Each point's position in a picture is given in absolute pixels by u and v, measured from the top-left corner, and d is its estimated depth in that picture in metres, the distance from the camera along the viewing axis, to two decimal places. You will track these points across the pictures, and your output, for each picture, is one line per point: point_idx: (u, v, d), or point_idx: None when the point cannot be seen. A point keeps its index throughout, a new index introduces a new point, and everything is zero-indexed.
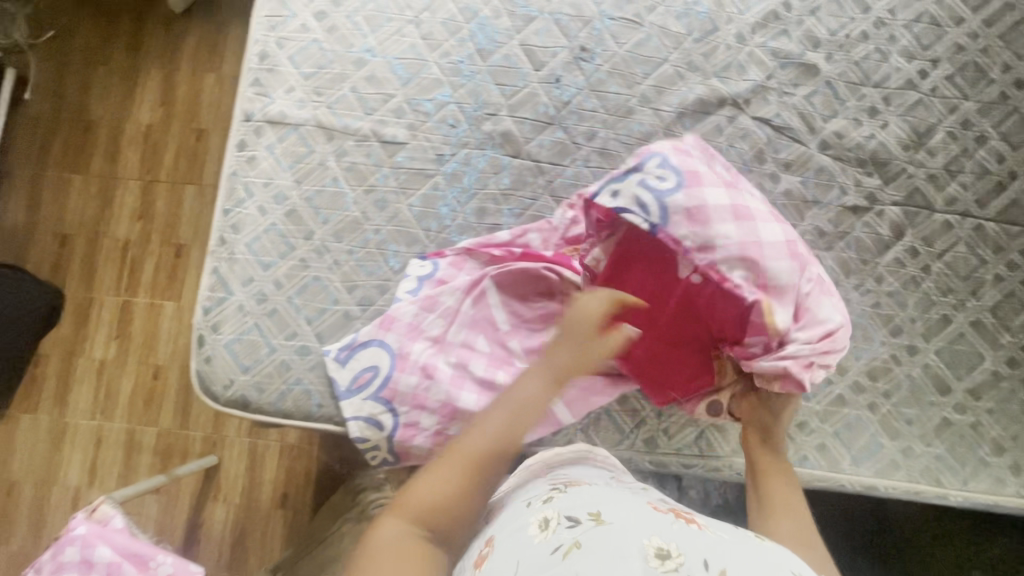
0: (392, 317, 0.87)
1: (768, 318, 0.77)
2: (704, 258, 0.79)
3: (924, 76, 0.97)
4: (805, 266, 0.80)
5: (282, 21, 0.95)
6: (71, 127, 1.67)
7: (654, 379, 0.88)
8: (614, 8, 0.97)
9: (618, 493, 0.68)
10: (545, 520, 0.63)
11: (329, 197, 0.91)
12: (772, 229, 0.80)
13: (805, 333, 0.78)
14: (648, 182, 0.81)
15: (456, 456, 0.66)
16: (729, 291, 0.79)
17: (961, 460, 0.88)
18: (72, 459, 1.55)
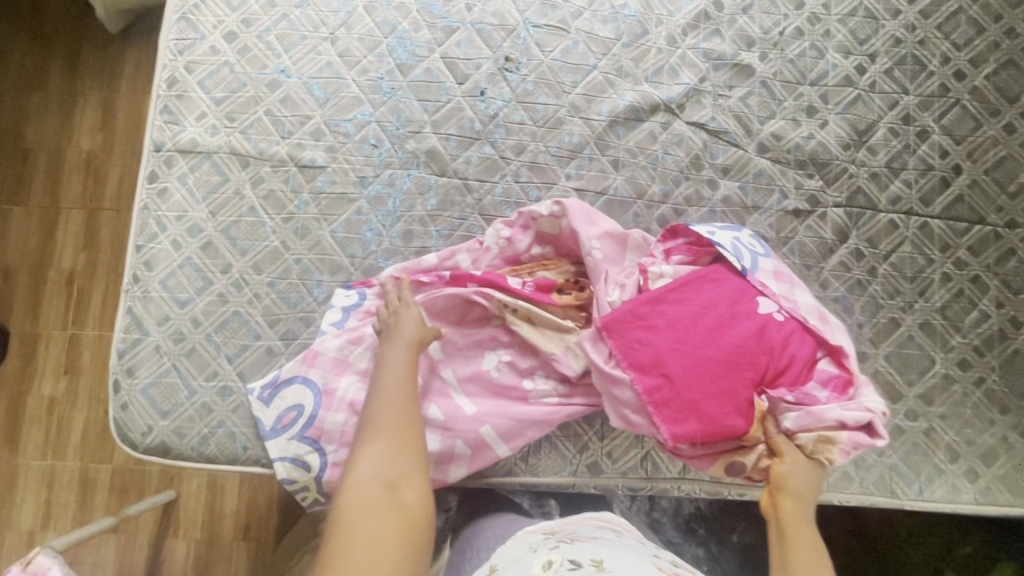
0: (315, 354, 0.83)
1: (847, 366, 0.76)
2: (788, 304, 0.78)
3: (861, 72, 0.93)
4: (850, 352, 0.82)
5: (190, 44, 0.91)
6: (8, 156, 1.62)
7: (683, 403, 0.75)
8: (538, 16, 0.93)
9: (625, 548, 0.67)
10: (548, 562, 0.63)
11: (247, 228, 0.87)
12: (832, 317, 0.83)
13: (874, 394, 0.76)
14: (747, 239, 0.83)
15: (373, 420, 0.70)
16: (810, 333, 0.77)
17: (916, 469, 0.85)
18: (25, 501, 1.49)
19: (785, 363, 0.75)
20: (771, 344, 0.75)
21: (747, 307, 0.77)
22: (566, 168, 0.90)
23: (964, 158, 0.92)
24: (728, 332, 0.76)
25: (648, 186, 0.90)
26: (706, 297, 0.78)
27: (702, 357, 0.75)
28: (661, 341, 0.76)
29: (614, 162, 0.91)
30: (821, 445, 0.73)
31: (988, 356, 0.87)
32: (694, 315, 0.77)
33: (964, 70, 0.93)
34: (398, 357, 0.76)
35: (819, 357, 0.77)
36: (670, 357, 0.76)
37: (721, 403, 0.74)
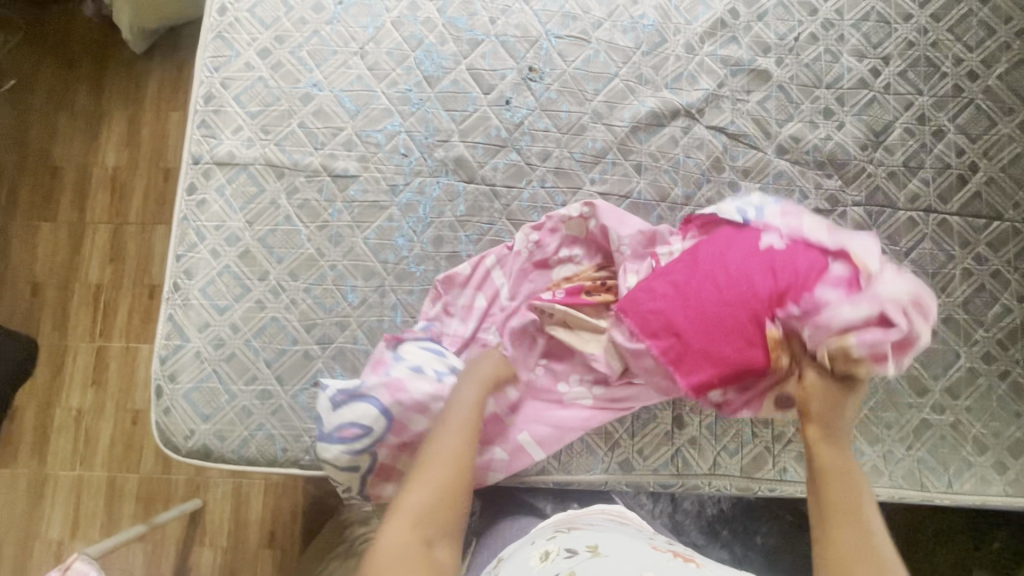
0: (398, 381, 0.82)
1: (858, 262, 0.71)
2: (786, 229, 0.76)
3: (876, 74, 0.96)
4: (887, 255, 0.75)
5: (226, 61, 0.95)
6: (36, 174, 1.66)
7: (696, 354, 0.75)
8: (560, 27, 0.96)
9: (620, 532, 0.70)
10: (546, 552, 0.65)
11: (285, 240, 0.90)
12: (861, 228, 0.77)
13: (900, 280, 0.68)
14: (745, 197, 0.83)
15: (432, 453, 0.70)
16: (812, 248, 0.73)
17: (944, 462, 0.86)
18: (54, 512, 1.51)
19: (789, 279, 0.71)
20: (775, 272, 0.72)
21: (743, 245, 0.75)
22: (590, 173, 0.93)
23: (981, 156, 0.94)
24: (726, 272, 0.74)
25: (670, 188, 0.93)
26: (703, 251, 0.77)
27: (705, 304, 0.74)
28: (667, 304, 0.76)
29: (637, 166, 0.93)
30: (842, 358, 0.67)
31: (1012, 349, 0.88)
32: (693, 268, 0.76)
33: (977, 70, 0.96)
34: (465, 393, 0.77)
35: (832, 262, 0.72)
36: (676, 315, 0.76)
37: (730, 341, 0.73)
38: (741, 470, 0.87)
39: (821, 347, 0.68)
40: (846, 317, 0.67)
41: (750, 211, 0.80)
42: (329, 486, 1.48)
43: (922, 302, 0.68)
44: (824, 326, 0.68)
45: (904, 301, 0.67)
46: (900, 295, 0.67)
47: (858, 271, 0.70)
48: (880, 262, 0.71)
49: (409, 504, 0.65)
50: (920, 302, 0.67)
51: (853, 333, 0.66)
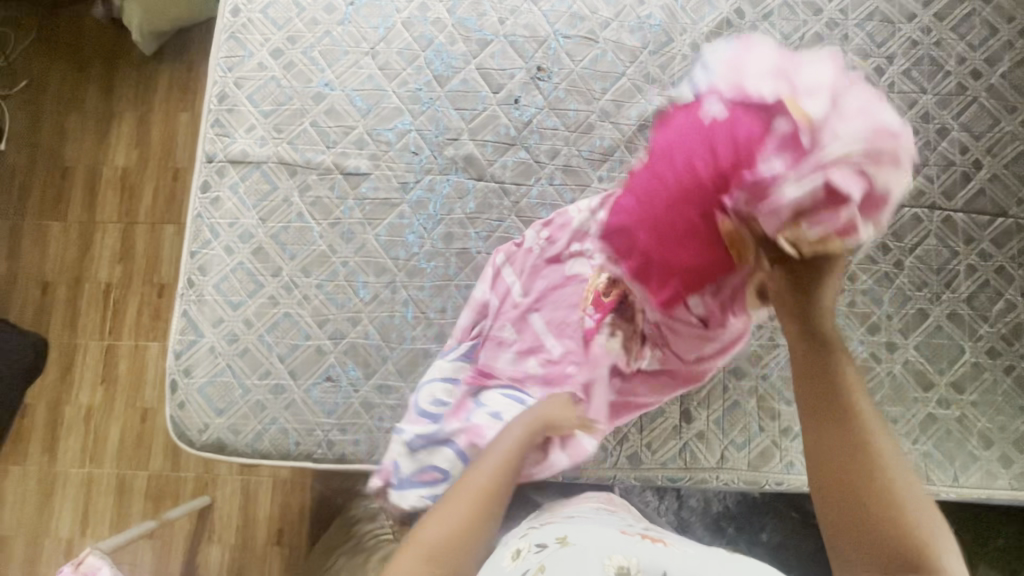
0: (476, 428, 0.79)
1: (800, 112, 0.48)
2: (727, 87, 0.52)
3: (881, 73, 0.97)
4: (852, 87, 0.50)
5: (239, 61, 0.96)
6: (47, 174, 1.68)
7: (663, 270, 0.58)
8: (568, 27, 0.98)
9: (592, 521, 0.70)
10: (517, 550, 0.65)
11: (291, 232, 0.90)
12: (823, 61, 0.52)
13: (844, 135, 0.47)
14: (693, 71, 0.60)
15: (460, 489, 0.66)
16: (762, 108, 0.50)
17: (950, 456, 0.86)
18: (64, 509, 1.53)
19: (743, 156, 0.49)
20: (721, 149, 0.50)
21: (688, 124, 0.53)
22: (598, 170, 0.94)
23: (985, 153, 0.95)
24: (674, 166, 0.53)
25: None
26: (658, 144, 0.56)
27: (657, 210, 0.54)
28: (626, 216, 0.58)
29: None
30: (808, 243, 0.49)
31: (1017, 344, 0.89)
32: (648, 169, 0.56)
33: (980, 69, 0.97)
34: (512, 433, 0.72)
35: (779, 118, 0.48)
36: (638, 230, 0.57)
37: (694, 249, 0.54)
38: (748, 464, 0.88)
39: (782, 233, 0.49)
40: (796, 195, 0.47)
41: (699, 82, 0.56)
42: (336, 483, 1.49)
43: (873, 156, 0.47)
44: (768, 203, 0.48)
45: (853, 165, 0.46)
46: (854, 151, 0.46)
47: (802, 123, 0.47)
48: (826, 107, 0.48)
49: (425, 536, 0.61)
50: (884, 149, 0.46)
51: (804, 218, 0.48)
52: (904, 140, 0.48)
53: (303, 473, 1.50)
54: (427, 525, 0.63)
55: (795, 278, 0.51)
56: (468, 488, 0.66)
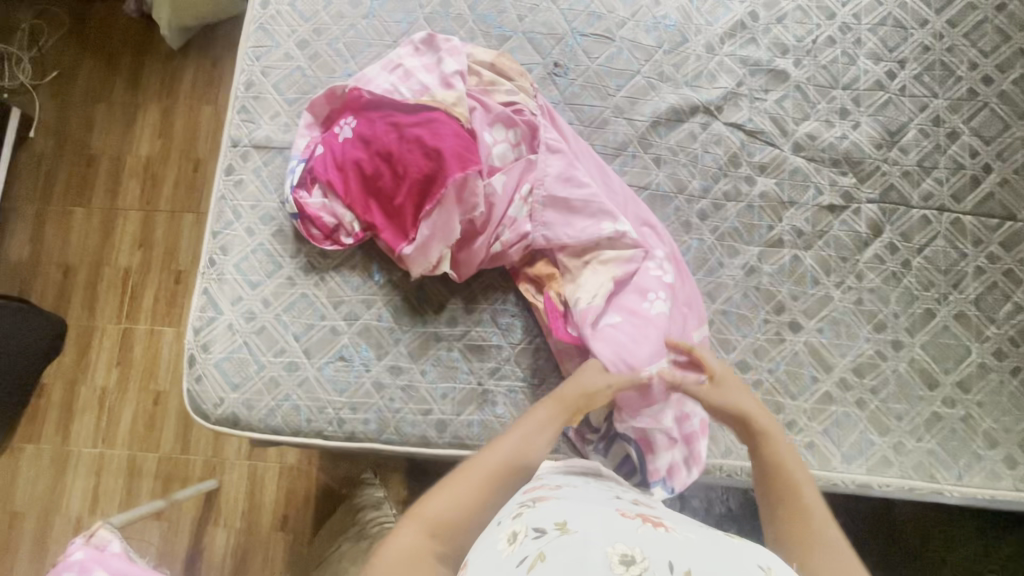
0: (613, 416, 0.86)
1: (355, 103, 0.93)
2: (347, 118, 0.93)
3: (892, 77, 0.99)
4: (400, 65, 0.95)
5: (266, 51, 1.00)
6: (73, 161, 1.73)
7: (448, 162, 0.85)
8: (585, 26, 1.00)
9: (590, 500, 0.65)
10: (513, 533, 0.60)
11: (302, 216, 0.91)
12: (374, 71, 0.95)
13: (420, 59, 0.95)
14: (299, 152, 0.94)
15: (472, 464, 0.69)
16: (362, 106, 0.93)
17: (955, 455, 0.86)
18: (75, 487, 1.55)
19: (385, 111, 0.91)
20: (378, 119, 0.91)
21: (346, 141, 0.91)
22: (611, 164, 0.96)
23: (994, 158, 0.96)
24: (381, 146, 0.89)
25: (689, 182, 0.96)
26: (354, 155, 0.90)
27: (404, 165, 0.87)
28: (398, 186, 0.88)
29: (656, 159, 0.97)
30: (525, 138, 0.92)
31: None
32: (375, 163, 0.89)
33: (992, 75, 0.98)
34: (553, 418, 0.75)
35: (353, 105, 0.93)
36: (412, 174, 0.87)
37: (442, 146, 0.86)
38: None
39: (495, 116, 0.92)
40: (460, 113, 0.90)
41: (315, 130, 0.96)
42: (341, 472, 1.51)
43: (450, 55, 0.94)
44: (449, 89, 0.91)
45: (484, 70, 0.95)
46: (459, 62, 0.93)
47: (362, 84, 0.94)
48: (370, 77, 0.94)
49: (433, 509, 0.65)
50: (459, 48, 0.94)
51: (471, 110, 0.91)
52: (426, 38, 0.96)
53: (309, 459, 1.52)
54: (433, 499, 0.66)
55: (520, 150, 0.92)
56: (476, 471, 0.68)
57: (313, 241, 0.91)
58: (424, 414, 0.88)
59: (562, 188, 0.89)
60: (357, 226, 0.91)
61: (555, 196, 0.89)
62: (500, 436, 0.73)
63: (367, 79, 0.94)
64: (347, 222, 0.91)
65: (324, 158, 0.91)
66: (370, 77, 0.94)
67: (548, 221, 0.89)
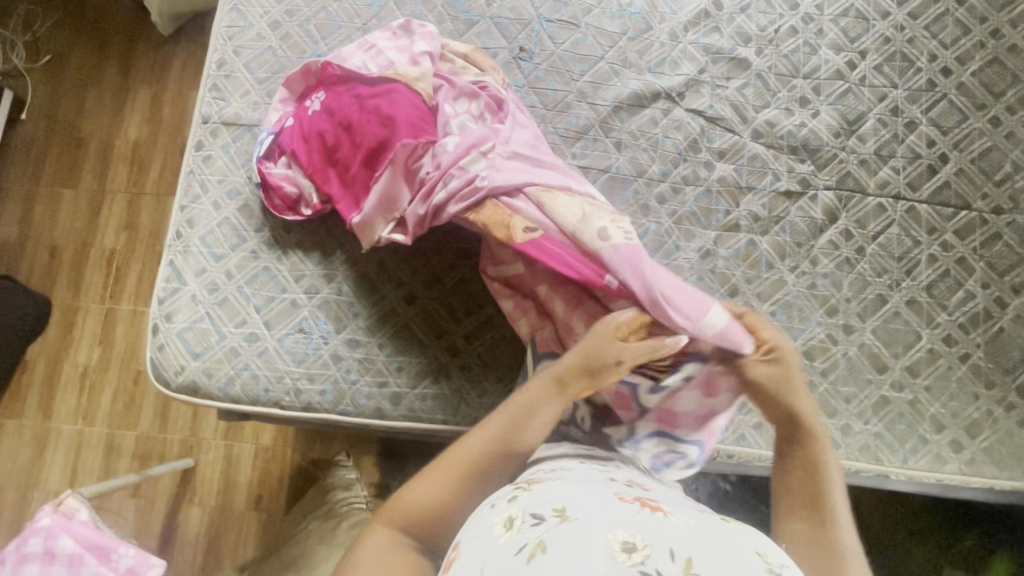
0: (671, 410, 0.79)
1: (322, 74, 0.94)
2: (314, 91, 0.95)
3: (852, 67, 1.00)
4: (372, 44, 0.95)
5: (239, 31, 1.02)
6: (63, 143, 1.76)
7: (398, 132, 0.86)
8: (551, 12, 1.02)
9: (585, 483, 0.63)
10: (509, 519, 0.57)
11: (263, 186, 0.93)
12: (347, 50, 0.96)
13: (392, 38, 0.96)
14: (267, 126, 0.96)
15: (451, 454, 0.67)
16: (328, 77, 0.93)
17: (901, 439, 0.87)
18: (54, 463, 1.58)
19: (348, 84, 0.92)
20: (340, 92, 0.91)
21: (310, 113, 0.92)
22: (572, 147, 0.98)
23: (951, 147, 0.97)
24: (339, 117, 0.89)
25: (648, 166, 0.97)
26: (314, 126, 0.91)
27: (359, 135, 0.88)
28: (353, 157, 0.88)
29: (617, 143, 0.98)
30: (490, 108, 0.90)
31: (973, 333, 0.90)
32: (332, 134, 0.90)
33: (951, 67, 0.99)
34: (548, 402, 0.69)
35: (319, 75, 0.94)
36: (365, 145, 0.87)
37: (396, 117, 0.86)
38: None
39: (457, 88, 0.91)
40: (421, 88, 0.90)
41: (285, 105, 0.97)
42: (315, 454, 1.53)
43: (421, 34, 0.95)
44: (415, 67, 0.92)
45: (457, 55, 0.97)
46: (431, 45, 0.94)
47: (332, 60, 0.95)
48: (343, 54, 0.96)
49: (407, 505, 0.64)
50: (432, 31, 0.95)
51: (433, 85, 0.91)
52: (404, 22, 0.97)
53: (284, 440, 1.53)
54: (409, 490, 0.65)
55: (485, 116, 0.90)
56: (455, 461, 0.66)
57: (274, 210, 0.93)
58: (379, 386, 0.90)
59: (528, 150, 0.87)
60: (315, 198, 0.92)
61: (519, 152, 0.86)
62: (486, 422, 0.68)
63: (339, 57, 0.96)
64: (306, 192, 0.92)
65: (288, 131, 0.93)
66: (344, 55, 0.96)
67: (501, 172, 0.84)
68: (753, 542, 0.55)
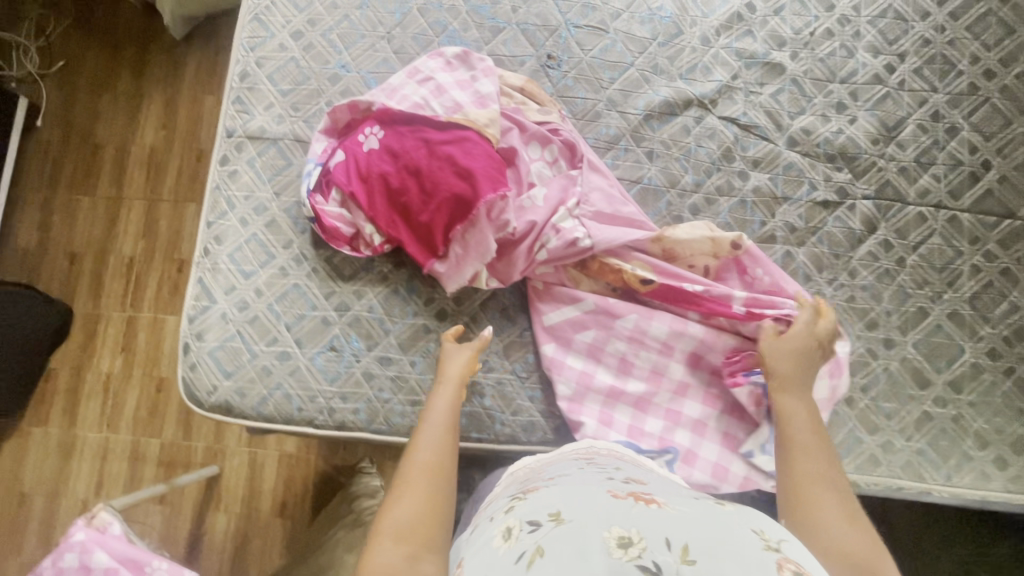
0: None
1: (380, 111, 0.89)
2: (368, 125, 0.89)
3: (891, 71, 0.97)
4: (430, 77, 0.91)
5: (261, 42, 1.00)
6: (78, 150, 1.75)
7: (476, 181, 0.83)
8: (579, 17, 0.99)
9: (579, 483, 0.63)
10: (508, 530, 0.56)
11: (322, 225, 0.89)
12: (399, 79, 0.92)
13: (449, 72, 0.92)
14: (316, 159, 0.92)
15: (406, 472, 0.68)
16: (387, 114, 0.89)
17: (945, 455, 0.86)
18: (81, 471, 1.59)
19: (411, 124, 0.88)
20: (403, 133, 0.87)
21: (369, 152, 0.87)
22: (603, 158, 0.96)
23: (994, 154, 0.94)
24: (405, 160, 0.85)
25: (681, 176, 0.95)
26: (378, 167, 0.86)
27: (429, 182, 0.84)
28: (422, 203, 0.85)
29: (649, 153, 0.96)
30: (569, 151, 0.92)
31: (1018, 346, 0.88)
32: (397, 178, 0.85)
33: (994, 69, 0.96)
34: (445, 395, 0.77)
35: (376, 111, 0.89)
36: (438, 194, 0.84)
37: (472, 167, 0.83)
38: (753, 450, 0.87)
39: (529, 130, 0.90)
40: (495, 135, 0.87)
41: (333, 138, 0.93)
42: (339, 460, 1.53)
43: (483, 70, 0.91)
44: (483, 109, 0.88)
45: (514, 89, 0.94)
46: (494, 83, 0.90)
47: (387, 94, 0.91)
48: (397, 85, 0.91)
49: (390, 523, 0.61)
50: (492, 67, 0.91)
51: (505, 132, 0.89)
52: (463, 53, 0.93)
53: (309, 448, 1.54)
54: (390, 517, 0.62)
55: (567, 161, 0.92)
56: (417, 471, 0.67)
57: (332, 245, 0.90)
58: (413, 405, 0.89)
59: (608, 205, 0.89)
60: (376, 239, 0.89)
61: (602, 211, 0.89)
62: (417, 440, 0.72)
63: (394, 87, 0.91)
64: (365, 233, 0.88)
65: (346, 168, 0.88)
66: (400, 86, 0.91)
67: (596, 226, 0.87)
68: (748, 522, 0.55)
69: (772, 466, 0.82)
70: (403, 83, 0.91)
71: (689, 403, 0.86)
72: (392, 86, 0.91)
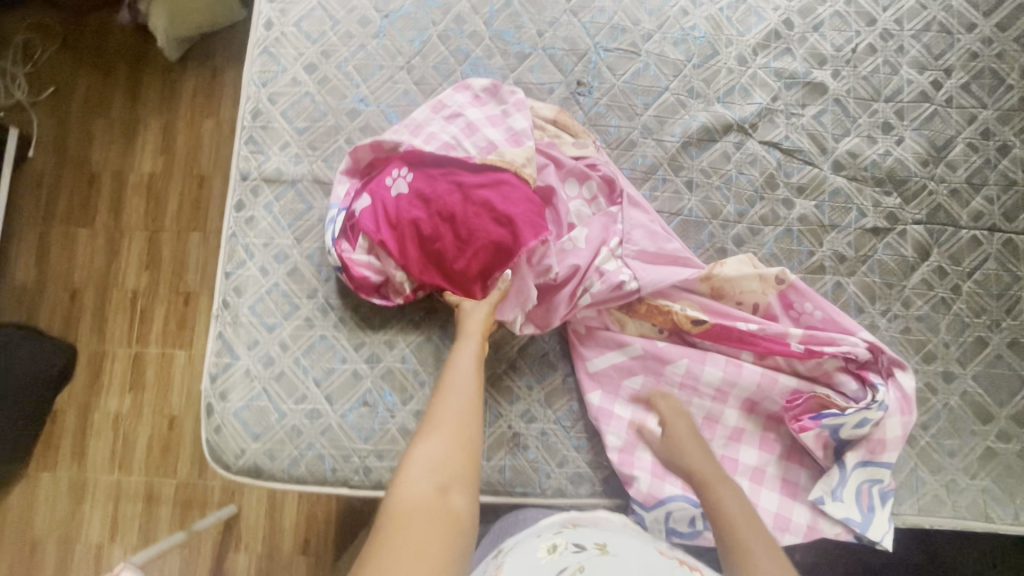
0: (880, 440, 0.79)
1: (407, 151, 0.84)
2: (394, 167, 0.84)
3: (937, 87, 0.93)
4: (459, 113, 0.87)
5: (272, 76, 0.94)
6: (73, 180, 1.68)
7: (517, 228, 0.78)
8: (609, 40, 0.94)
9: (626, 535, 0.64)
10: (553, 545, 0.59)
11: (348, 274, 0.84)
12: (424, 114, 0.87)
13: (479, 107, 0.88)
14: (338, 203, 0.87)
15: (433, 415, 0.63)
16: (415, 154, 0.84)
17: (1010, 492, 0.82)
18: (93, 515, 1.54)
19: (441, 164, 0.83)
20: (434, 175, 0.82)
21: (397, 196, 0.82)
22: (640, 189, 0.91)
23: None
24: (438, 205, 0.80)
25: (723, 206, 0.91)
26: (408, 213, 0.81)
27: (465, 228, 0.79)
28: (458, 250, 0.80)
29: (688, 183, 0.91)
30: (607, 187, 0.87)
31: None
32: (430, 224, 0.80)
33: None
34: (468, 352, 0.72)
35: (403, 151, 0.84)
36: (475, 241, 0.79)
37: (511, 214, 0.78)
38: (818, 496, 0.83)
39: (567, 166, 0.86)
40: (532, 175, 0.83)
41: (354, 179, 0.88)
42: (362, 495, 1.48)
43: (515, 105, 0.87)
44: (519, 147, 0.84)
45: (546, 122, 0.90)
46: (527, 118, 0.86)
47: (411, 132, 0.86)
48: (422, 122, 0.86)
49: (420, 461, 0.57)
50: (524, 100, 0.87)
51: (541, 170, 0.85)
52: (492, 86, 0.88)
53: None
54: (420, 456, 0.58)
55: (606, 198, 0.88)
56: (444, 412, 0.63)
57: (360, 294, 0.85)
58: None
59: (652, 243, 0.85)
60: (407, 287, 0.84)
61: (646, 251, 0.84)
62: (443, 390, 0.67)
63: (419, 123, 0.87)
64: (396, 281, 0.83)
65: (372, 214, 0.83)
66: (426, 122, 0.86)
67: (640, 267, 0.83)
68: None
69: (843, 513, 0.78)
70: (429, 119, 0.87)
71: (745, 449, 0.82)
72: (416, 122, 0.87)
